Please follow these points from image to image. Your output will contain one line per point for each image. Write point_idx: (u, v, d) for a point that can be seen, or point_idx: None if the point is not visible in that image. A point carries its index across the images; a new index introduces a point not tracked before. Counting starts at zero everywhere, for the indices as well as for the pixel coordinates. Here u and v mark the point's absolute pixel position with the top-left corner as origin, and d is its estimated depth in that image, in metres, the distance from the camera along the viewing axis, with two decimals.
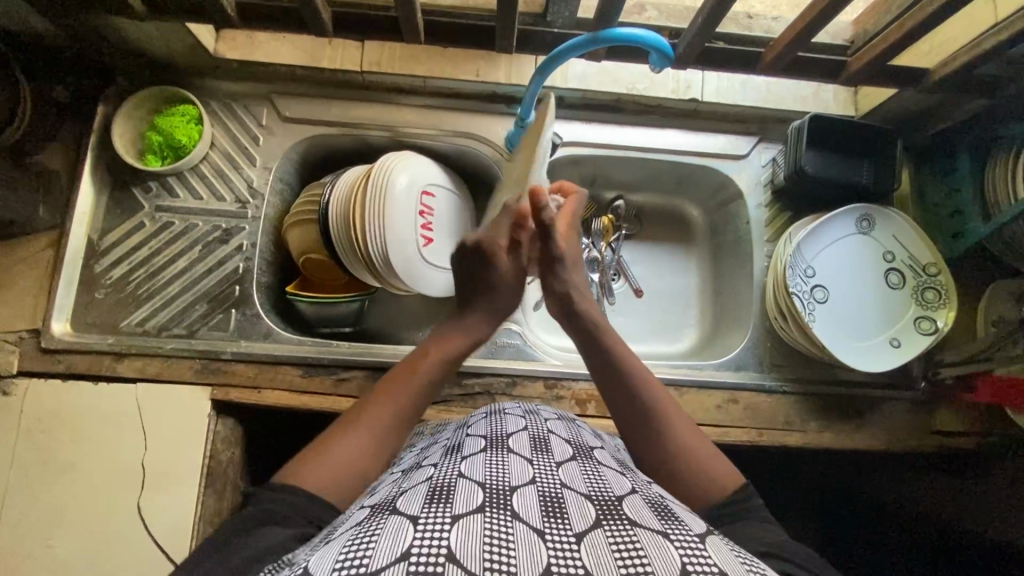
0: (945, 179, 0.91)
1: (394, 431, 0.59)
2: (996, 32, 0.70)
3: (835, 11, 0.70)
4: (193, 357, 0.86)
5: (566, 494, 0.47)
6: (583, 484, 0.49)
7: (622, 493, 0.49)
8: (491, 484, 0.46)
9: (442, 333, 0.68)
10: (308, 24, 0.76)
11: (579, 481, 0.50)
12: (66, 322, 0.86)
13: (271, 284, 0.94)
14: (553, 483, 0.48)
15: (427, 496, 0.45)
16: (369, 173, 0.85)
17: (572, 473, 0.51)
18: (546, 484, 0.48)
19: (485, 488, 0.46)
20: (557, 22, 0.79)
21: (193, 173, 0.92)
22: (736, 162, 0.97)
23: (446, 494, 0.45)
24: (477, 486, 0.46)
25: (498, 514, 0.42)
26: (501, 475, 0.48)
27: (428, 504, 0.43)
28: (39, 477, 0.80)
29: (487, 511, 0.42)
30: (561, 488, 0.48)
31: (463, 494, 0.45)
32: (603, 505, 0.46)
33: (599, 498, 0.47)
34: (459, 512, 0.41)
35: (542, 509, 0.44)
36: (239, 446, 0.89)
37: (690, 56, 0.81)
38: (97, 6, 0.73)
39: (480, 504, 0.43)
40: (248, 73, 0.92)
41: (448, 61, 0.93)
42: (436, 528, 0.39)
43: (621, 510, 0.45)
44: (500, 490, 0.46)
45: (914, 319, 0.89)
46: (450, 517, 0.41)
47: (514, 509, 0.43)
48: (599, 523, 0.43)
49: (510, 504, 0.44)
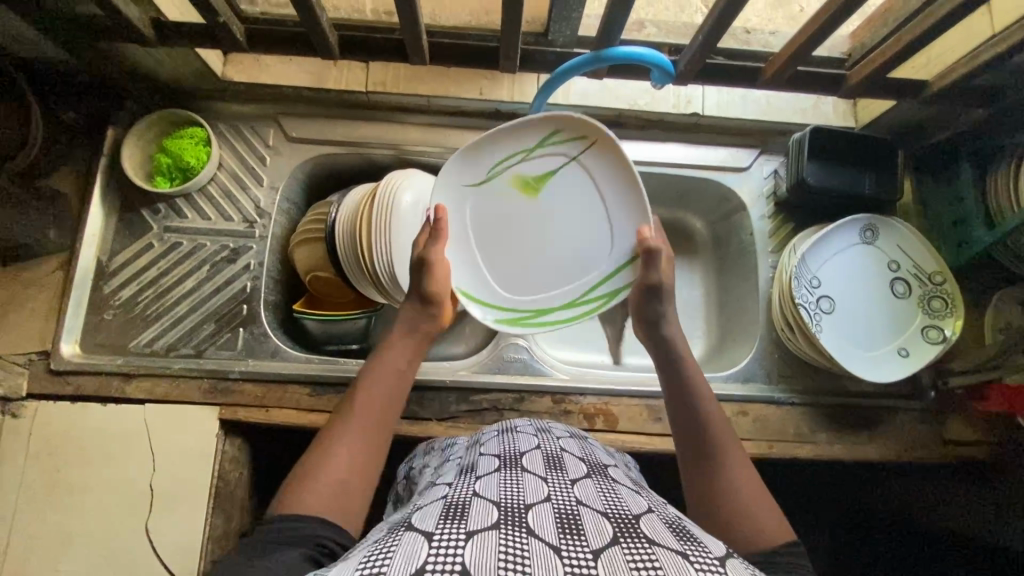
0: (948, 188, 0.91)
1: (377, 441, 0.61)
2: (994, 44, 0.71)
3: (832, 26, 0.72)
4: (201, 377, 0.86)
5: (582, 511, 0.47)
6: (599, 502, 0.49)
7: (639, 512, 0.48)
8: (506, 503, 0.46)
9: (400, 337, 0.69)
10: (315, 48, 0.78)
11: (595, 499, 0.50)
12: (74, 343, 0.87)
13: (278, 302, 0.95)
14: (569, 501, 0.48)
15: (441, 513, 0.45)
16: (375, 191, 0.86)
17: (588, 491, 0.51)
18: (561, 502, 0.48)
19: (500, 507, 0.46)
20: (559, 40, 0.80)
21: (201, 194, 0.93)
22: (738, 174, 0.98)
23: (462, 512, 0.44)
24: (492, 504, 0.46)
25: (513, 531, 0.42)
26: (516, 493, 0.48)
27: (443, 519, 0.43)
28: (48, 499, 0.80)
29: (503, 528, 0.42)
30: (577, 506, 0.47)
31: (477, 511, 0.45)
32: (619, 523, 0.45)
33: (615, 516, 0.47)
34: (473, 527, 0.41)
35: (558, 526, 0.44)
36: (247, 465, 0.89)
37: (690, 73, 0.82)
38: (109, 34, 0.75)
39: (496, 521, 0.43)
40: (256, 96, 0.94)
41: (452, 81, 0.94)
42: (452, 544, 0.39)
43: (637, 529, 0.45)
44: (515, 509, 0.45)
45: (922, 328, 0.88)
46: (465, 533, 0.41)
47: (529, 526, 0.43)
48: (616, 541, 0.42)
49: (527, 522, 0.44)
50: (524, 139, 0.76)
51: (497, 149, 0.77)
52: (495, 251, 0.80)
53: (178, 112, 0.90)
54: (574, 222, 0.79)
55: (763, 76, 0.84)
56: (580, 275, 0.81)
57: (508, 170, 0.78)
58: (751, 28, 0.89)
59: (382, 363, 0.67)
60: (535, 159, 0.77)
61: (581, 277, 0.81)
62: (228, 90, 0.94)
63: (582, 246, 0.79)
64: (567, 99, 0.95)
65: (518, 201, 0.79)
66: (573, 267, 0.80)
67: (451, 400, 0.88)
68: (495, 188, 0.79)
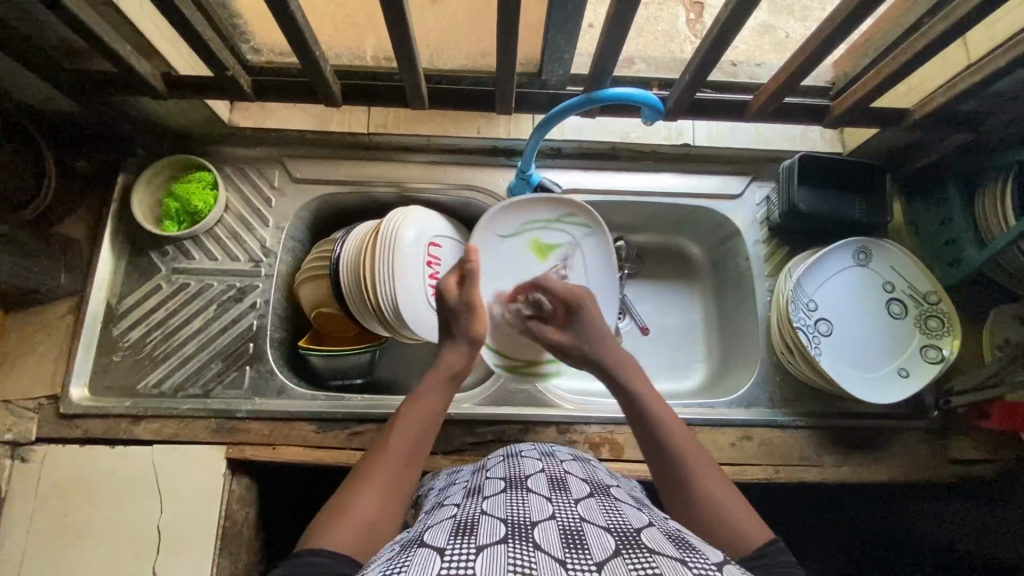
0: (937, 210, 0.93)
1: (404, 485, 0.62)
2: (970, 74, 0.74)
3: (814, 62, 0.75)
4: (209, 416, 0.87)
5: (586, 526, 0.47)
6: (602, 518, 0.50)
7: (640, 525, 0.49)
8: (513, 520, 0.47)
9: (436, 378, 0.72)
10: (318, 94, 0.81)
11: (598, 515, 0.50)
12: (83, 386, 0.88)
13: (283, 339, 0.96)
14: (572, 517, 0.49)
15: (451, 530, 0.46)
16: (377, 229, 0.88)
17: (591, 508, 0.52)
18: (565, 518, 0.49)
19: (507, 523, 0.47)
20: (551, 80, 0.84)
21: (208, 236, 0.95)
22: (731, 202, 1.00)
23: (470, 530, 0.46)
24: (499, 521, 0.47)
25: (520, 544, 0.43)
26: (522, 511, 0.49)
27: (454, 536, 0.45)
28: (57, 544, 0.80)
29: (511, 542, 0.43)
30: (580, 521, 0.48)
31: (485, 527, 0.46)
32: (621, 536, 0.46)
33: (618, 530, 0.47)
34: (482, 542, 0.43)
35: (562, 540, 0.45)
36: (254, 504, 0.89)
37: (680, 109, 0.86)
38: (122, 88, 0.78)
39: (503, 536, 0.44)
40: (261, 139, 0.97)
41: (451, 121, 1.00)
42: (462, 559, 0.41)
43: (639, 540, 0.45)
44: (521, 524, 0.47)
45: (921, 346, 0.89)
46: (475, 547, 0.42)
47: (535, 540, 0.44)
48: (619, 552, 0.43)
49: (533, 536, 0.45)
50: (548, 212, 0.92)
51: (528, 213, 0.91)
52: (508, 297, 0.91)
53: (186, 158, 0.93)
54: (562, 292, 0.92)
55: (750, 108, 0.87)
56: None
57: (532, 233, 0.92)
58: (738, 61, 0.92)
59: (412, 408, 0.68)
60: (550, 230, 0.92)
61: None
62: (235, 135, 0.97)
63: None
64: (563, 135, 0.98)
65: (527, 258, 0.93)
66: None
67: (456, 432, 0.88)
68: (515, 243, 0.92)
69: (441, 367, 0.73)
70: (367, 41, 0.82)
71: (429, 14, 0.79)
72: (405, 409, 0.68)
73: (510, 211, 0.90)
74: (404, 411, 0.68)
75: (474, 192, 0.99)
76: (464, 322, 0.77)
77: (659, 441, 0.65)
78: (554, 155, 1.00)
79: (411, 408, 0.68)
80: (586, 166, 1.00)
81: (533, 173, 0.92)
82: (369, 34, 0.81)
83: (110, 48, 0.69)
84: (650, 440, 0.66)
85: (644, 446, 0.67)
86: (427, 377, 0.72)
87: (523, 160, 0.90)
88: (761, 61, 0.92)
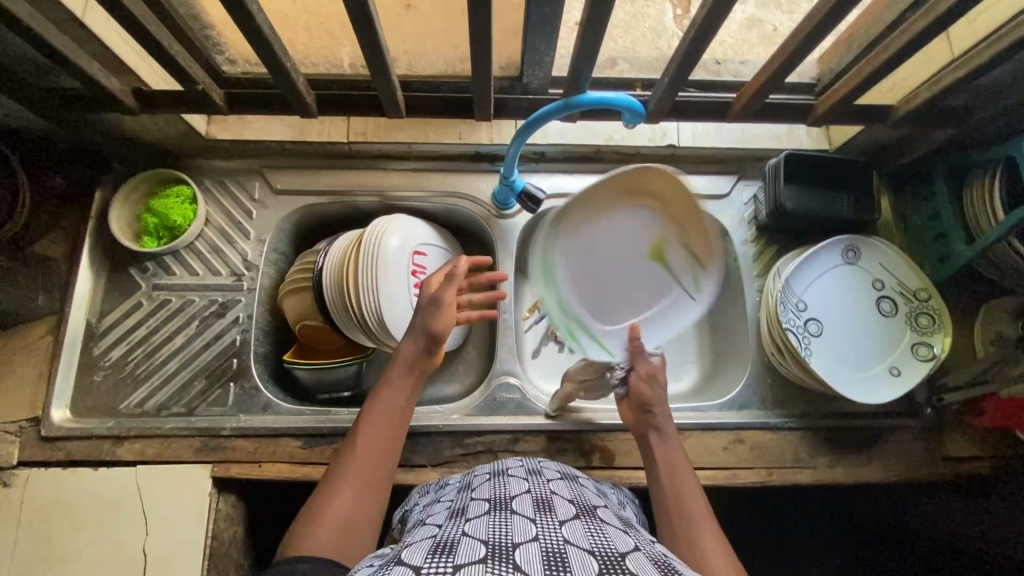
0: (925, 205, 0.92)
1: (378, 480, 0.65)
2: (954, 69, 0.73)
3: (795, 60, 0.74)
4: (193, 435, 0.86)
5: (568, 548, 0.46)
6: (586, 540, 0.48)
7: (625, 550, 0.48)
8: (494, 541, 0.46)
9: (396, 373, 0.74)
10: (294, 106, 0.80)
11: (583, 538, 0.49)
12: (65, 408, 0.87)
13: (268, 353, 0.95)
14: (556, 539, 0.48)
15: (430, 548, 0.45)
16: (360, 239, 0.86)
17: (576, 530, 0.50)
18: (548, 540, 0.47)
19: (488, 544, 0.46)
20: (532, 84, 0.82)
21: (189, 250, 0.94)
22: (718, 202, 0.99)
23: (450, 549, 0.45)
24: (480, 541, 0.46)
25: (500, 565, 0.42)
26: (504, 533, 0.48)
27: (432, 554, 0.44)
28: (41, 569, 0.78)
29: (490, 562, 0.43)
30: (563, 544, 0.47)
31: (466, 546, 0.45)
32: (605, 560, 0.45)
33: (602, 553, 0.46)
34: (460, 561, 0.42)
35: (543, 562, 0.44)
36: (242, 523, 0.88)
37: (662, 111, 0.85)
38: (93, 104, 0.77)
39: (482, 556, 0.43)
40: (241, 151, 0.96)
41: (433, 128, 0.98)
42: None
43: (623, 565, 0.44)
44: (502, 546, 0.45)
45: (913, 343, 0.89)
46: (451, 567, 0.41)
47: (516, 561, 0.43)
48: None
49: (513, 558, 0.44)
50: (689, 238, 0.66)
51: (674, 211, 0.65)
52: (604, 250, 0.68)
53: (163, 172, 0.91)
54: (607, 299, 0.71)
55: (732, 109, 0.86)
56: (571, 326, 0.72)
57: (679, 233, 0.66)
58: (722, 58, 0.91)
59: (378, 405, 0.71)
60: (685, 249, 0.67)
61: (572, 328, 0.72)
62: (214, 147, 0.96)
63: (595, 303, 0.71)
64: (545, 139, 0.97)
65: (639, 251, 0.68)
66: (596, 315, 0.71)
67: (444, 444, 0.87)
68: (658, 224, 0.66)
69: (397, 359, 0.74)
70: (343, 49, 0.81)
71: (404, 21, 0.77)
72: (370, 406, 0.71)
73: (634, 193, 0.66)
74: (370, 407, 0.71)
75: (460, 199, 0.98)
76: (426, 317, 0.75)
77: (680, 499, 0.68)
78: (538, 160, 0.99)
79: (376, 406, 0.71)
80: (570, 170, 0.99)
81: (516, 179, 0.90)
82: (345, 42, 0.80)
83: (77, 66, 0.68)
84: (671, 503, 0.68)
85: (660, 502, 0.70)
86: (387, 371, 0.74)
87: (505, 166, 0.88)
88: (746, 57, 0.91)
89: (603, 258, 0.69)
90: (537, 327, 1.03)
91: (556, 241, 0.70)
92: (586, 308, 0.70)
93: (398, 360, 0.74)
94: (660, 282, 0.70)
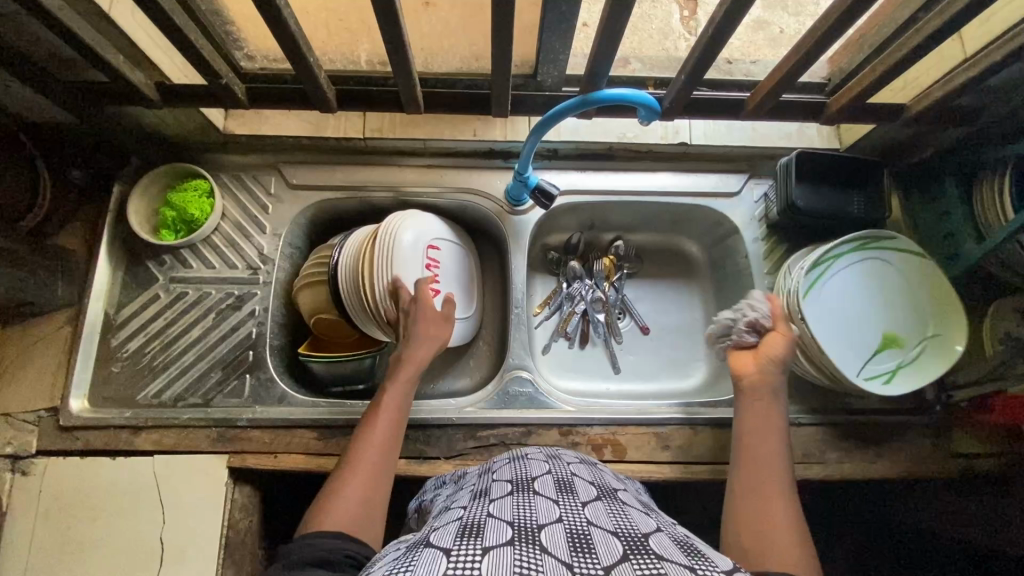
0: (936, 203, 0.93)
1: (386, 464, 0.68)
2: (966, 69, 0.74)
3: (809, 60, 0.75)
4: (210, 426, 0.87)
5: (593, 530, 0.47)
6: (610, 522, 0.49)
7: (647, 531, 0.49)
8: (520, 522, 0.47)
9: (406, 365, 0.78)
10: (314, 101, 0.81)
11: (606, 519, 0.50)
12: (83, 398, 0.88)
13: (283, 346, 0.96)
14: (579, 521, 0.49)
15: (459, 530, 0.46)
16: (376, 234, 0.87)
17: (599, 512, 0.51)
18: (572, 522, 0.48)
19: (514, 526, 0.46)
20: (547, 82, 0.83)
21: (206, 244, 0.95)
22: (729, 200, 1.00)
23: (478, 530, 0.45)
24: (507, 523, 0.47)
25: (527, 547, 0.43)
26: (529, 514, 0.49)
27: (460, 537, 0.44)
28: (59, 557, 0.79)
29: (518, 544, 0.43)
30: (587, 525, 0.48)
31: (492, 528, 0.46)
32: (629, 541, 0.46)
33: (625, 534, 0.47)
34: (489, 544, 0.43)
35: (569, 544, 0.44)
36: (257, 513, 0.89)
37: (677, 108, 0.86)
38: (117, 97, 0.78)
39: (511, 538, 0.44)
40: (257, 146, 0.97)
41: (448, 124, 0.99)
42: (471, 559, 0.41)
43: (647, 546, 0.45)
44: (528, 527, 0.46)
45: (930, 340, 0.88)
46: (481, 548, 0.42)
47: (543, 543, 0.44)
48: (626, 557, 0.43)
49: (540, 539, 0.45)
50: (900, 380, 0.87)
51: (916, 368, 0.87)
52: (883, 323, 0.90)
53: (181, 166, 0.92)
54: (829, 323, 0.90)
55: (745, 107, 0.88)
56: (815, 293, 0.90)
57: (902, 336, 0.89)
58: (733, 58, 0.92)
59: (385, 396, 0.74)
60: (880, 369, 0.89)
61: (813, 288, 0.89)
62: (231, 142, 0.97)
63: (827, 301, 0.90)
64: (559, 136, 0.98)
65: (875, 336, 0.90)
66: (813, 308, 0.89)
67: (457, 437, 0.88)
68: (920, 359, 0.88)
69: (407, 356, 0.79)
70: (361, 45, 0.82)
71: (422, 19, 0.79)
72: (384, 396, 0.74)
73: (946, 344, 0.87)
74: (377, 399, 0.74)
75: (474, 195, 0.99)
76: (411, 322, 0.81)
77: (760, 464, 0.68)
78: (551, 157, 1.00)
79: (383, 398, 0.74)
80: (583, 167, 1.00)
81: (530, 175, 0.91)
82: (363, 39, 0.81)
83: (104, 59, 0.69)
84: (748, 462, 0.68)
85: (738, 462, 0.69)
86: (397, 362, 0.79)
87: (520, 162, 0.89)
88: (756, 58, 0.91)
89: (874, 304, 0.91)
90: (548, 323, 1.04)
91: (910, 285, 0.90)
92: (832, 304, 0.90)
93: (409, 359, 0.78)
94: (853, 347, 0.90)
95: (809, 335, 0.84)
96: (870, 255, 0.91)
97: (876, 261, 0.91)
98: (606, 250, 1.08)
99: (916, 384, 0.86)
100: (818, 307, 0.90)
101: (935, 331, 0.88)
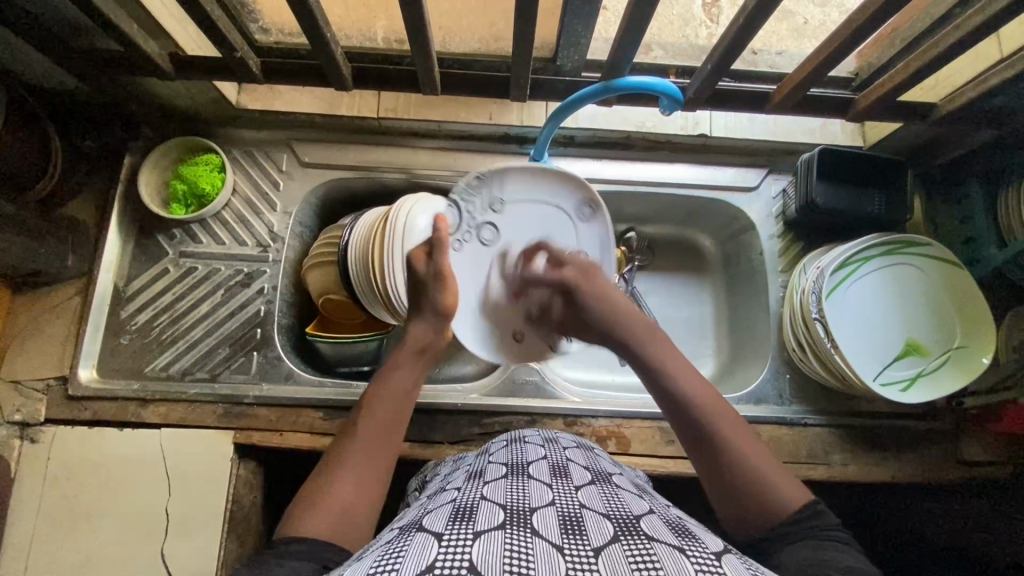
0: (958, 206, 0.92)
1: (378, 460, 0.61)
2: (1004, 69, 0.72)
3: (839, 56, 0.72)
4: (217, 401, 0.87)
5: (585, 513, 0.47)
6: (602, 505, 0.49)
7: (640, 513, 0.49)
8: (513, 506, 0.47)
9: (403, 358, 0.70)
10: (330, 78, 0.80)
11: (598, 502, 0.50)
12: (91, 368, 0.88)
13: (291, 325, 0.96)
14: (572, 505, 0.48)
15: (451, 514, 0.46)
16: (386, 216, 0.85)
17: (592, 495, 0.51)
18: (565, 505, 0.48)
19: (507, 509, 0.46)
20: (567, 66, 0.81)
21: (216, 220, 0.94)
22: (747, 195, 0.98)
23: (469, 513, 0.45)
24: (499, 506, 0.47)
25: (518, 531, 0.43)
26: (521, 498, 0.49)
27: (453, 521, 0.44)
28: (64, 525, 0.80)
29: (509, 528, 0.43)
30: (580, 509, 0.48)
31: (485, 512, 0.45)
32: (620, 523, 0.46)
33: (617, 516, 0.47)
34: (480, 528, 0.42)
35: (561, 527, 0.44)
36: (261, 490, 0.90)
37: (700, 98, 0.83)
38: (128, 66, 0.77)
39: (501, 522, 0.44)
40: (270, 122, 0.96)
41: (463, 106, 0.95)
42: (461, 543, 0.40)
43: (638, 527, 0.45)
44: (520, 510, 0.46)
45: (954, 351, 0.87)
46: (472, 533, 0.41)
47: (534, 527, 0.44)
48: (616, 539, 0.43)
49: (532, 522, 0.44)
50: (926, 389, 0.86)
51: (943, 376, 0.86)
52: (909, 329, 0.89)
53: (194, 139, 0.91)
54: (851, 326, 0.89)
55: (771, 100, 0.85)
56: (840, 283, 0.89)
57: (925, 338, 0.88)
58: (759, 48, 0.87)
59: (386, 386, 0.67)
60: (903, 370, 0.87)
61: (838, 282, 0.89)
62: (243, 117, 0.95)
63: (853, 299, 0.89)
64: (576, 123, 0.95)
65: (895, 340, 0.88)
66: (832, 300, 0.88)
67: (462, 423, 0.88)
68: (948, 364, 0.86)
69: (409, 342, 0.71)
70: (378, 22, 0.80)
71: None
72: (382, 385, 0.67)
73: (969, 351, 0.86)
74: (377, 390, 0.67)
75: None
76: (433, 295, 0.72)
77: (684, 407, 0.62)
78: (567, 144, 0.98)
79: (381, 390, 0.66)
80: (599, 156, 0.98)
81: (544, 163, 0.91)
82: (380, 16, 0.79)
83: (119, 28, 0.68)
84: (677, 409, 0.62)
85: (671, 415, 0.63)
86: (395, 357, 0.70)
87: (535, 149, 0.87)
88: (781, 49, 0.87)
89: (899, 307, 0.89)
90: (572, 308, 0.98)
91: (941, 291, 0.88)
92: (856, 301, 0.89)
93: (421, 345, 0.71)
94: (875, 349, 0.88)
95: (822, 336, 0.84)
96: (899, 258, 0.89)
97: (907, 267, 0.89)
98: (619, 240, 1.06)
99: (935, 393, 0.85)
100: (841, 306, 0.89)
101: (962, 338, 0.87)
